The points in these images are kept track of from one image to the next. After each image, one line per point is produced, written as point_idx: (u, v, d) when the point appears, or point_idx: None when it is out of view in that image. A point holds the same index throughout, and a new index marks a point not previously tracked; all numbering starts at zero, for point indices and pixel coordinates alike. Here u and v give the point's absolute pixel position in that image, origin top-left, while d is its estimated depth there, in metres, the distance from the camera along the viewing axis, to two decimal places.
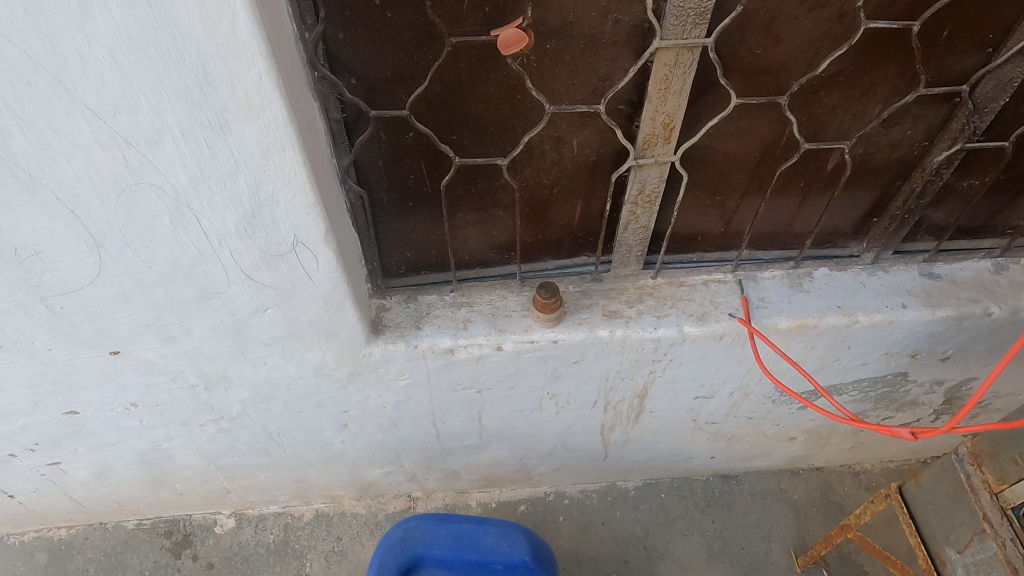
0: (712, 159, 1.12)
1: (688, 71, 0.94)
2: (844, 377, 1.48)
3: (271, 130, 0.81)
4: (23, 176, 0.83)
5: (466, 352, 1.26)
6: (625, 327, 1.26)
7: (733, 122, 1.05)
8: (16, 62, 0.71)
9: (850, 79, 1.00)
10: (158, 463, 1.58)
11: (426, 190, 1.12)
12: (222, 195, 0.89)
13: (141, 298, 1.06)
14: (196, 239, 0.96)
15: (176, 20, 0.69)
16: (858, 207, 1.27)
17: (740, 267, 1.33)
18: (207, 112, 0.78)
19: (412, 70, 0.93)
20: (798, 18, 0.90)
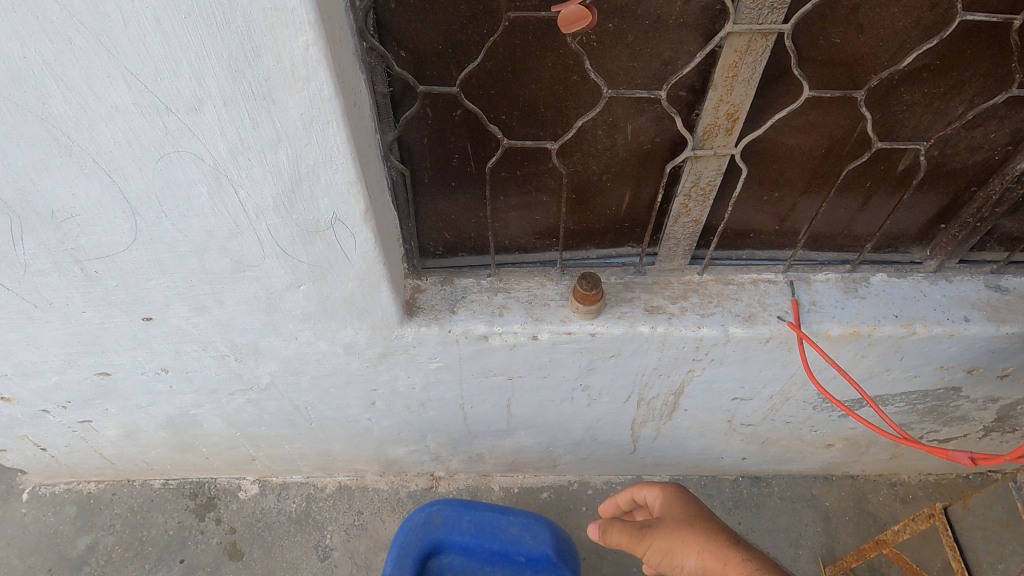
0: (775, 153, 1.05)
1: (760, 58, 0.87)
2: (892, 388, 1.41)
3: (314, 103, 0.77)
4: (62, 138, 0.81)
5: (500, 339, 1.22)
6: (667, 324, 1.21)
7: (802, 116, 0.98)
8: (57, 20, 0.68)
9: (936, 76, 0.92)
10: (186, 427, 1.58)
11: (470, 170, 1.08)
12: (262, 167, 0.86)
13: (175, 267, 1.04)
14: (232, 210, 0.93)
15: None
16: (926, 212, 1.19)
17: (793, 268, 1.27)
18: (250, 81, 0.74)
19: (464, 45, 0.88)
20: (886, 6, 0.83)
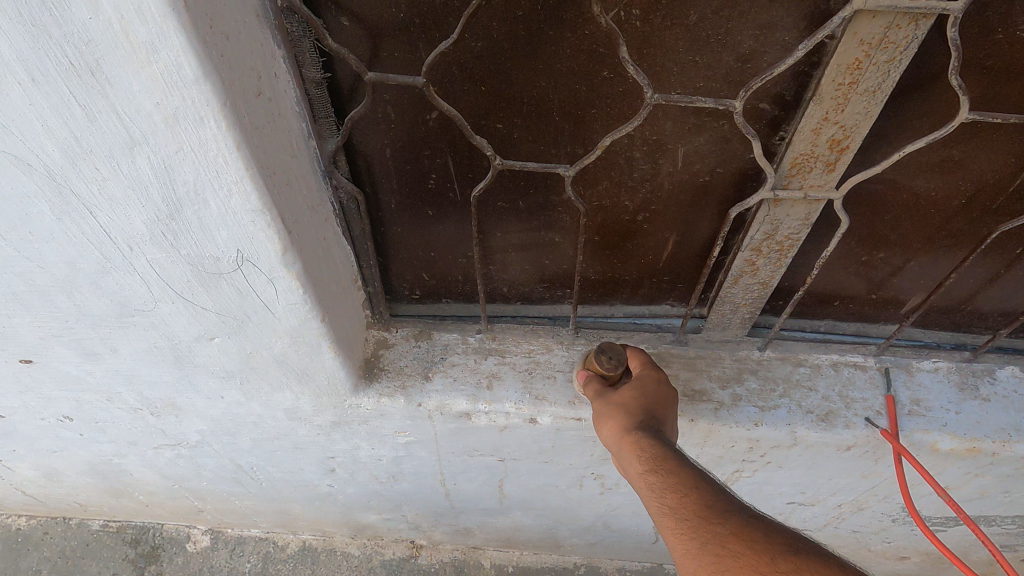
0: (890, 200, 0.73)
1: (897, 57, 0.55)
2: (1005, 510, 1.06)
3: (173, 85, 0.48)
4: None
5: (487, 419, 0.92)
6: (713, 418, 0.89)
7: (944, 150, 0.66)
8: None
9: None
10: (113, 475, 1.31)
11: (453, 196, 0.78)
12: (119, 181, 0.57)
13: (42, 306, 0.76)
14: (95, 239, 0.64)
15: None
16: None
17: (890, 350, 0.93)
18: (62, 43, 0.45)
19: (438, 14, 0.58)
20: None
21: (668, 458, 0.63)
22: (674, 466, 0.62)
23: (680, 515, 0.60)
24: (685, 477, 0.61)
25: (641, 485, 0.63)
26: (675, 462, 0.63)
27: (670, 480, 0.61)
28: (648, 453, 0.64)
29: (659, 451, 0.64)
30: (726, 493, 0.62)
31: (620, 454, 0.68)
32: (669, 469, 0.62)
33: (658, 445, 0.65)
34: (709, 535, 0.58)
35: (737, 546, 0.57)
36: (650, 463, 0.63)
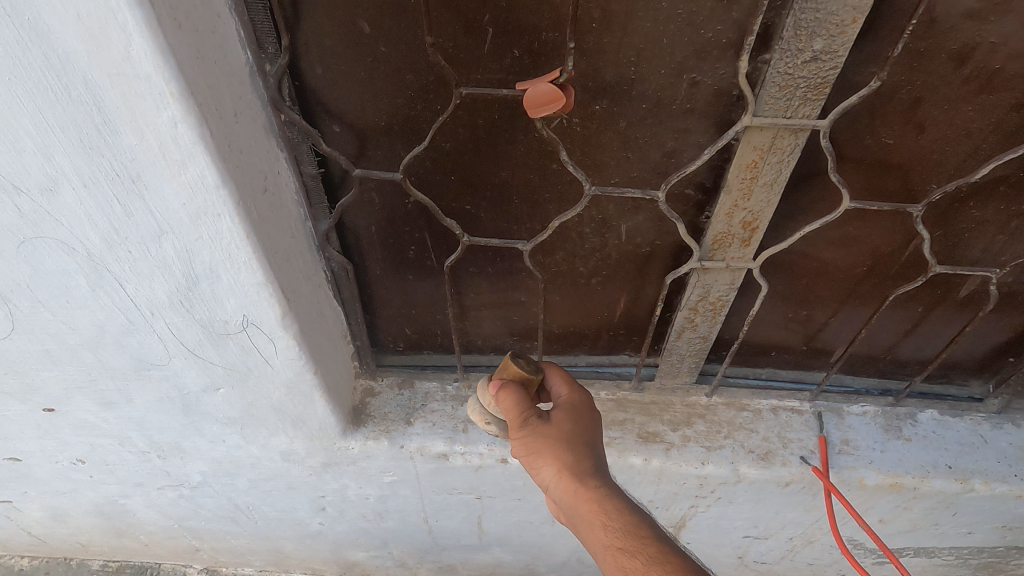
0: (805, 267, 0.85)
1: (787, 159, 0.68)
2: (940, 542, 1.16)
3: (198, 191, 0.60)
4: None
5: (463, 460, 1.02)
6: (664, 457, 1.00)
7: (840, 228, 0.78)
8: None
9: (1015, 192, 0.71)
10: (117, 515, 1.39)
11: (430, 264, 0.90)
12: (147, 260, 0.68)
13: (70, 361, 0.87)
14: (122, 305, 0.75)
15: (49, 36, 0.48)
16: (992, 342, 0.96)
17: (824, 395, 1.04)
18: (112, 161, 0.57)
19: (413, 123, 0.71)
20: (956, 103, 0.64)
21: (635, 531, 0.60)
22: (650, 551, 0.58)
23: None
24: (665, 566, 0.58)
25: (615, 569, 0.59)
26: (643, 534, 0.60)
27: (649, 569, 0.57)
28: (617, 526, 0.61)
29: (627, 523, 0.61)
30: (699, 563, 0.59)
31: (573, 511, 0.65)
32: (645, 547, 0.59)
33: (629, 523, 0.61)
34: None
35: None
36: (625, 542, 0.59)
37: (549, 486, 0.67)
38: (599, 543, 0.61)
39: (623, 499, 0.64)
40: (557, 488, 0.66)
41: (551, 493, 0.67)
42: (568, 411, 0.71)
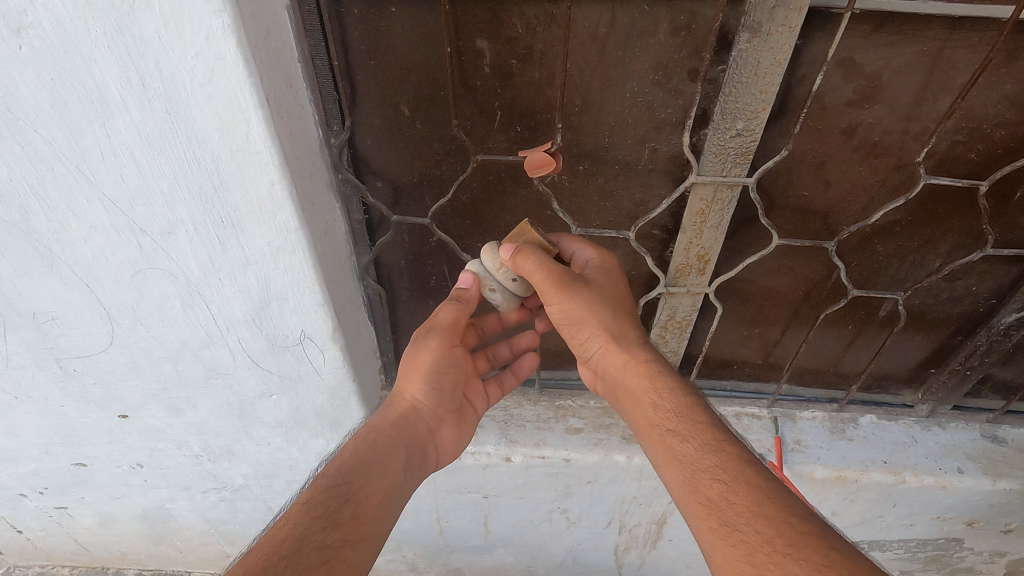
0: (753, 293, 1.05)
1: (727, 207, 0.88)
2: (888, 535, 1.33)
3: (281, 233, 0.80)
4: (44, 250, 0.85)
5: (473, 459, 1.20)
6: (644, 454, 1.18)
7: (776, 260, 0.98)
8: (42, 150, 0.72)
9: (908, 231, 0.91)
10: (160, 520, 1.56)
11: (447, 291, 1.09)
12: (232, 286, 0.88)
13: (151, 370, 1.06)
14: (205, 322, 0.95)
15: (192, 126, 0.68)
16: (915, 356, 1.15)
17: (778, 403, 1.23)
18: (220, 211, 0.77)
19: (439, 179, 0.91)
20: (851, 165, 0.84)
21: (682, 410, 0.80)
22: (677, 412, 0.80)
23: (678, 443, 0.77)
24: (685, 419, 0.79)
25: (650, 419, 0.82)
26: (691, 411, 0.80)
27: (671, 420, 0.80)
28: (666, 406, 0.82)
29: (676, 403, 0.81)
30: (735, 433, 0.78)
31: (628, 383, 0.86)
32: (688, 421, 0.79)
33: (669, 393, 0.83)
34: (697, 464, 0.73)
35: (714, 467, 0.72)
36: (671, 417, 0.80)
37: (604, 358, 0.89)
38: (649, 417, 0.82)
39: (671, 382, 0.84)
40: (612, 356, 0.88)
41: (604, 361, 0.90)
42: (604, 275, 0.88)
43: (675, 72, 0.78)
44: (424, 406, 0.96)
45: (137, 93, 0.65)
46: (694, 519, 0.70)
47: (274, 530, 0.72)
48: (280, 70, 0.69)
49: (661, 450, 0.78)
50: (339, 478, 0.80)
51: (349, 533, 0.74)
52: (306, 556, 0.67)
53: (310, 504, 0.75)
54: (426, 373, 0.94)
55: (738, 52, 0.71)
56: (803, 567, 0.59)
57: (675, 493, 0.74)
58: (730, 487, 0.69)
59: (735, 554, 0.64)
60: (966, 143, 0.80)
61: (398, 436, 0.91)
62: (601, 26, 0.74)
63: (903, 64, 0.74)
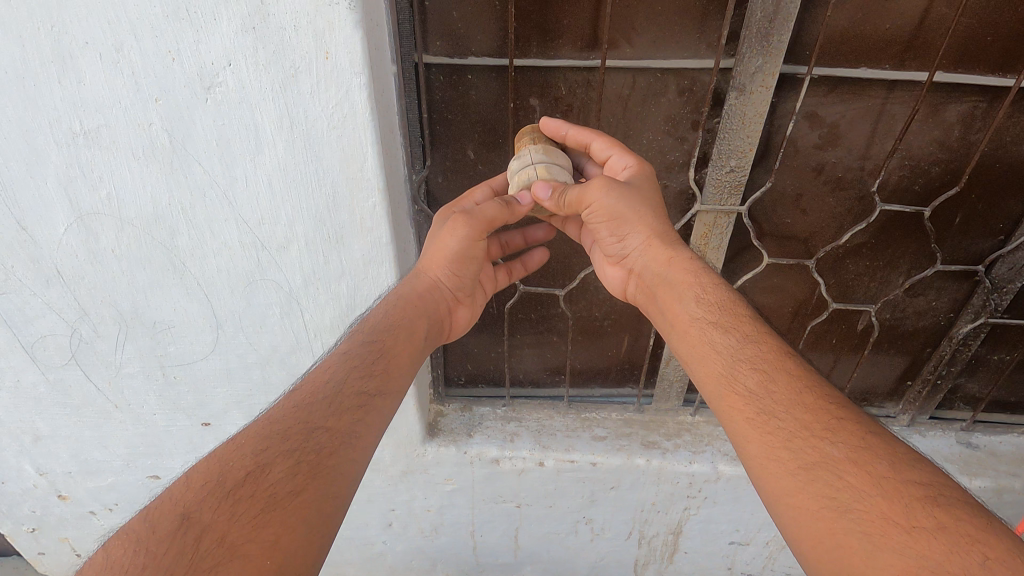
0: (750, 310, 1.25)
1: (726, 231, 1.09)
2: None
3: (375, 247, 1.01)
4: (178, 263, 1.04)
5: (510, 464, 1.35)
6: (662, 457, 1.35)
7: (767, 279, 1.20)
8: (200, 180, 0.94)
9: (872, 252, 1.14)
10: None
11: (493, 311, 1.32)
12: (326, 294, 1.08)
13: (241, 377, 1.21)
14: (297, 330, 1.13)
15: (322, 159, 0.91)
16: (891, 370, 1.33)
17: None
18: (330, 228, 0.99)
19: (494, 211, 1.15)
20: (822, 196, 1.08)
21: (724, 306, 0.88)
22: (719, 311, 0.88)
23: (721, 335, 0.85)
24: (730, 320, 0.86)
25: (694, 312, 0.89)
26: (731, 308, 0.88)
27: (715, 317, 0.87)
28: (708, 303, 0.89)
29: (719, 300, 0.89)
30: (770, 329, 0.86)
31: (669, 278, 0.93)
32: (730, 319, 0.87)
33: (713, 293, 0.90)
34: (745, 356, 0.82)
35: (760, 362, 0.80)
36: (713, 311, 0.88)
37: (644, 254, 0.97)
38: (690, 312, 0.89)
39: (712, 281, 0.92)
40: (655, 254, 0.95)
41: (645, 257, 0.97)
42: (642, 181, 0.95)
43: (682, 123, 1.02)
44: (445, 286, 1.04)
45: (286, 133, 0.89)
46: (728, 408, 0.79)
47: (318, 374, 0.87)
48: (388, 119, 0.92)
49: (703, 343, 0.86)
50: (375, 335, 0.93)
51: (381, 383, 0.88)
52: (340, 400, 0.82)
53: (352, 359, 0.89)
54: (448, 254, 1.00)
55: (729, 107, 0.95)
56: (842, 450, 0.69)
57: (709, 381, 0.82)
58: (769, 377, 0.78)
59: (770, 441, 0.73)
60: (909, 177, 1.05)
61: (426, 308, 1.00)
62: (625, 89, 1.00)
63: (854, 116, 0.99)
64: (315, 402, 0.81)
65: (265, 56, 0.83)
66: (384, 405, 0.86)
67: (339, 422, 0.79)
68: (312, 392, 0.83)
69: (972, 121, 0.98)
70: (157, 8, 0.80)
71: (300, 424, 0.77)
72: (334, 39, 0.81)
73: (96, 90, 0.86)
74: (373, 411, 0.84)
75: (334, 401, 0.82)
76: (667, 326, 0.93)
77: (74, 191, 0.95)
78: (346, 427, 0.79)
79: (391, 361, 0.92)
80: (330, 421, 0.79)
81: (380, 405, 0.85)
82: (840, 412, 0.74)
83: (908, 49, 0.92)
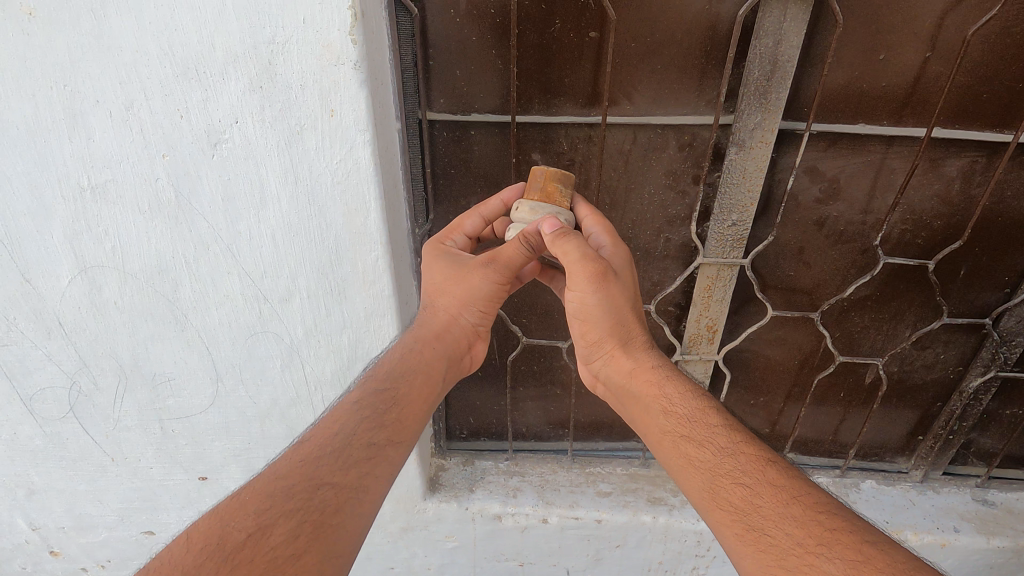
0: (755, 363, 1.24)
1: (729, 283, 1.09)
2: None
3: (377, 299, 1.01)
4: (180, 316, 1.04)
5: (513, 520, 1.32)
6: (668, 514, 1.31)
7: (772, 331, 1.19)
8: (204, 234, 0.95)
9: (877, 304, 1.13)
10: None
11: (495, 363, 1.31)
12: (328, 347, 1.07)
13: (240, 431, 1.19)
14: (297, 382, 1.12)
15: (325, 214, 0.92)
16: (902, 424, 1.31)
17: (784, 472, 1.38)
18: (332, 282, 0.99)
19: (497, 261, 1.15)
20: (825, 249, 1.08)
21: (695, 417, 0.86)
22: (691, 428, 0.85)
23: (695, 457, 0.82)
24: (702, 438, 0.83)
25: (667, 431, 0.86)
26: (700, 419, 0.86)
27: (688, 435, 0.84)
28: (677, 416, 0.87)
29: (690, 412, 0.87)
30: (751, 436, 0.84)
31: (635, 391, 0.92)
32: (700, 431, 0.84)
33: (684, 407, 0.88)
34: (724, 478, 0.78)
35: (741, 484, 0.77)
36: (685, 424, 0.85)
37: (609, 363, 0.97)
38: (660, 427, 0.87)
39: (682, 389, 0.91)
40: (619, 367, 0.95)
41: (612, 368, 0.96)
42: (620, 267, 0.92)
43: (682, 177, 1.03)
44: (468, 323, 0.99)
45: (291, 189, 0.90)
46: (716, 523, 0.76)
47: (326, 427, 0.85)
48: (392, 175, 0.93)
49: (678, 457, 0.83)
50: (386, 386, 0.90)
51: (393, 434, 0.86)
52: (348, 455, 0.80)
53: (364, 410, 0.87)
54: (472, 296, 0.96)
55: (729, 162, 0.95)
56: (839, 566, 0.65)
57: (695, 496, 0.80)
58: (755, 492, 0.75)
59: (765, 560, 0.69)
60: (912, 230, 1.05)
61: (445, 352, 0.97)
62: (626, 144, 1.01)
63: (854, 171, 1.00)
64: (322, 456, 0.79)
65: (271, 113, 0.85)
66: (393, 456, 0.84)
67: (347, 479, 0.77)
68: (319, 447, 0.81)
69: (972, 176, 0.99)
70: (168, 68, 0.82)
71: (305, 481, 0.76)
72: (339, 97, 0.83)
73: (105, 147, 0.88)
74: (381, 464, 0.82)
75: (341, 456, 0.80)
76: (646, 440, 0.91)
77: (79, 244, 0.96)
78: (354, 483, 0.78)
79: (403, 410, 0.89)
80: (338, 477, 0.77)
81: (390, 457, 0.84)
82: (832, 521, 0.70)
83: (905, 105, 0.94)
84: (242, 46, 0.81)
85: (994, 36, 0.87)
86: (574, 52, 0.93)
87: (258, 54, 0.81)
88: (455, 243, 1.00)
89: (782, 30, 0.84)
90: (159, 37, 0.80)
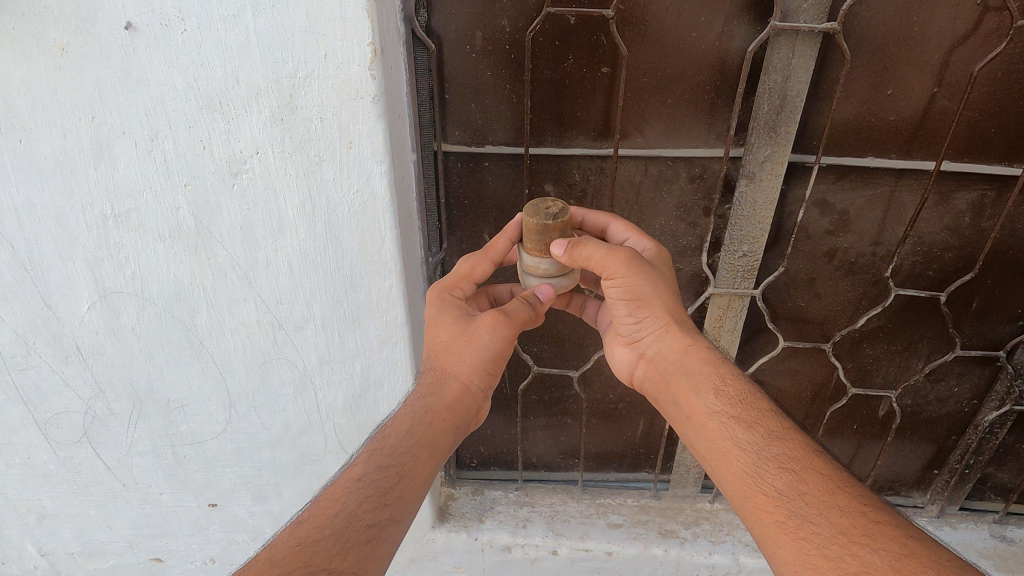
0: (767, 394, 1.24)
1: (740, 313, 1.09)
2: None
3: (390, 327, 1.02)
4: (196, 342, 1.05)
5: (522, 551, 1.30)
6: (680, 547, 1.30)
7: (783, 362, 1.19)
8: (223, 261, 0.96)
9: (889, 336, 1.13)
10: None
11: (506, 392, 1.32)
12: (340, 375, 1.08)
13: (251, 458, 1.19)
14: (310, 410, 1.12)
15: (342, 243, 0.94)
16: (917, 458, 1.29)
17: None
18: (347, 308, 1.00)
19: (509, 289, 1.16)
20: (836, 280, 1.08)
21: (747, 398, 0.85)
22: (741, 414, 0.83)
23: (743, 443, 0.80)
24: (755, 424, 0.82)
25: (718, 410, 0.84)
26: (754, 400, 0.85)
27: (741, 420, 0.83)
28: (727, 396, 0.85)
29: (741, 396, 0.85)
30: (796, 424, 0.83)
31: (686, 367, 0.89)
32: (752, 413, 0.83)
33: (737, 390, 0.86)
34: (772, 468, 0.77)
35: (790, 472, 0.75)
36: (736, 406, 0.84)
37: (659, 340, 0.93)
38: (708, 405, 0.85)
39: (733, 370, 0.89)
40: (672, 342, 0.91)
41: (661, 342, 0.92)
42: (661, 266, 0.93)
43: (694, 209, 1.05)
44: (479, 388, 0.92)
45: (308, 218, 0.92)
46: (756, 510, 0.75)
47: (323, 503, 0.79)
48: (407, 204, 0.95)
49: (725, 439, 0.82)
50: (392, 454, 0.83)
51: (395, 511, 0.78)
52: (345, 537, 0.74)
53: (365, 483, 0.80)
54: (483, 355, 0.90)
55: (740, 194, 0.97)
56: (884, 558, 0.65)
57: (736, 482, 0.78)
58: (799, 479, 0.74)
59: (805, 549, 0.69)
60: (922, 262, 1.05)
61: (454, 420, 0.89)
62: (638, 176, 1.03)
63: (864, 203, 1.01)
64: (316, 539, 0.74)
65: (291, 145, 0.87)
66: (394, 538, 0.77)
67: (342, 565, 0.71)
68: (317, 527, 0.75)
69: (982, 209, 1.00)
70: (193, 101, 0.85)
71: (298, 565, 0.70)
72: (358, 129, 0.85)
73: (128, 177, 0.90)
74: (380, 548, 0.75)
75: (337, 539, 0.74)
76: (684, 418, 0.89)
77: (100, 270, 0.98)
78: (349, 569, 0.72)
79: (408, 484, 0.81)
80: (330, 563, 0.71)
81: (389, 536, 0.77)
82: (876, 514, 0.70)
83: (914, 139, 0.95)
84: (264, 81, 0.83)
85: (1001, 73, 0.88)
86: (587, 87, 0.95)
87: (280, 89, 0.84)
88: (463, 291, 0.96)
89: (790, 66, 0.86)
90: (185, 71, 0.83)
